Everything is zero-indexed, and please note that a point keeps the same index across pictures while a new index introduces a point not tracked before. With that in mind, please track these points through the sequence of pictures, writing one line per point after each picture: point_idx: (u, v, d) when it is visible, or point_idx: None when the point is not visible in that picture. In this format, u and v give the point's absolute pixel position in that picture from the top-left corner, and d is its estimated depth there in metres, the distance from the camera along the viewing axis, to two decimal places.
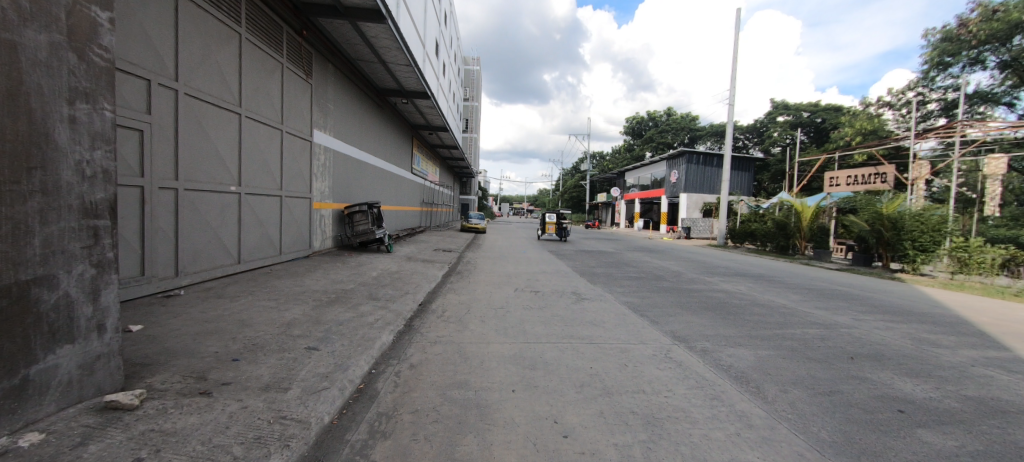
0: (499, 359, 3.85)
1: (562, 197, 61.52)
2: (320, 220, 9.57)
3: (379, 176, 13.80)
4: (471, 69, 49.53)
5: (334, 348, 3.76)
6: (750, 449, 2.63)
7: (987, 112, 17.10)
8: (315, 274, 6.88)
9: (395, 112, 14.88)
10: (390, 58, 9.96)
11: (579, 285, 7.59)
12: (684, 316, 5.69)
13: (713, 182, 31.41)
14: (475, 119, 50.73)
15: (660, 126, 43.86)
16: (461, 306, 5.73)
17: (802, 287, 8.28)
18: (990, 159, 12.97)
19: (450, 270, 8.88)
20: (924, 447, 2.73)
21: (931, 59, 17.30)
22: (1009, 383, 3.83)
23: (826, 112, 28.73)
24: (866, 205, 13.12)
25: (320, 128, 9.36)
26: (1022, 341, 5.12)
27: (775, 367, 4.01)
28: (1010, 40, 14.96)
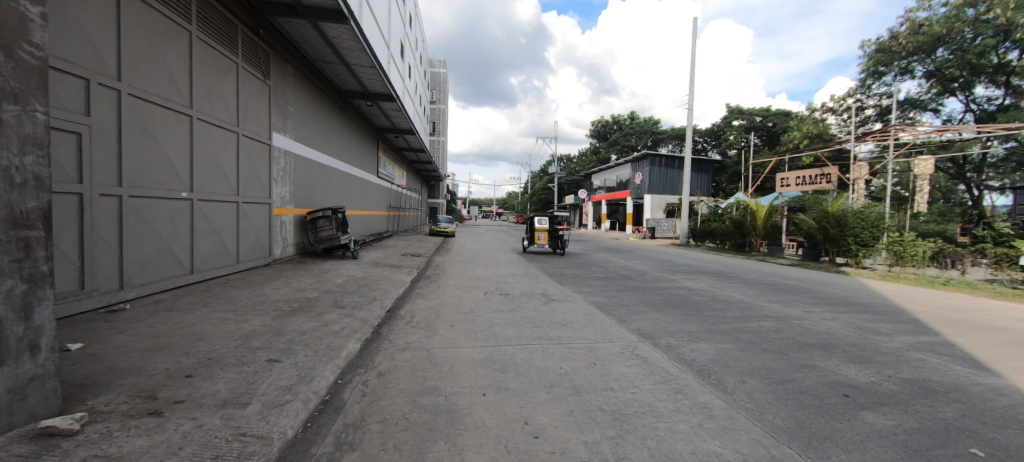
0: (469, 363, 3.84)
1: (532, 200, 61.98)
2: (281, 226, 9.19)
3: (344, 181, 13.44)
4: (436, 72, 48.92)
5: (297, 359, 3.63)
6: (711, 438, 2.76)
7: (916, 117, 18.60)
8: (276, 283, 6.62)
9: (359, 115, 14.54)
10: (353, 59, 9.74)
11: (548, 286, 7.67)
12: (648, 314, 5.86)
13: (675, 183, 32.55)
14: (443, 122, 50.27)
15: (624, 130, 45.10)
16: (431, 311, 5.65)
17: (758, 283, 8.75)
18: (919, 159, 13.47)
19: (419, 274, 8.76)
20: (866, 429, 2.95)
21: (868, 68, 18.66)
22: (939, 365, 4.20)
23: (776, 117, 30.43)
24: (814, 204, 13.83)
25: (279, 131, 9.02)
26: (948, 326, 5.63)
27: (733, 359, 4.22)
28: (934, 52, 16.44)
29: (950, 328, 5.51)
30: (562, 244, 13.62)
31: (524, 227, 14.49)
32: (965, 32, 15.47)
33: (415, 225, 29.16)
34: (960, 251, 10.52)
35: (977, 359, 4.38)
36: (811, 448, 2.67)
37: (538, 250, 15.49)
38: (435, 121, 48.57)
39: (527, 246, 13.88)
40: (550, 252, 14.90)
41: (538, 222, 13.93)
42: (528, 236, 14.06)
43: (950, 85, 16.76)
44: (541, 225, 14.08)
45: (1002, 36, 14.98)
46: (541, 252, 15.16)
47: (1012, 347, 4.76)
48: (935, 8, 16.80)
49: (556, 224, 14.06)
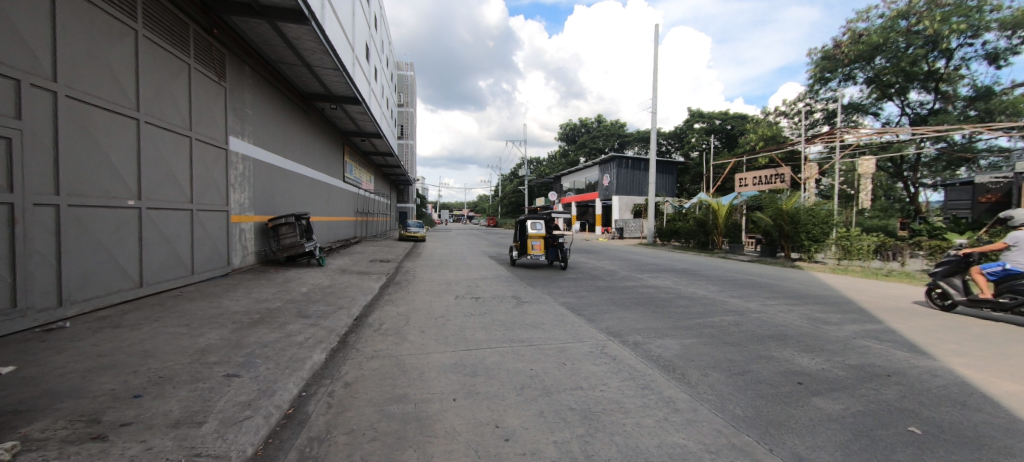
0: (439, 368, 3.80)
1: (503, 203, 62.22)
2: (239, 234, 8.77)
3: (307, 186, 12.99)
4: (403, 75, 48.16)
5: (258, 372, 3.48)
6: (675, 430, 2.86)
7: (858, 121, 19.91)
8: (235, 294, 6.32)
9: (323, 118, 14.11)
10: (315, 61, 9.47)
11: (518, 289, 7.68)
12: (616, 313, 5.97)
13: (642, 185, 33.52)
14: (412, 125, 49.62)
15: (592, 133, 46.10)
16: (400, 318, 5.54)
17: (719, 279, 9.11)
18: (861, 160, 14.55)
19: (387, 281, 8.58)
20: (818, 413, 3.13)
21: (815, 74, 19.85)
22: (882, 351, 4.51)
23: (734, 120, 31.88)
24: (769, 203, 14.59)
25: (236, 134, 8.63)
26: (889, 314, 6.05)
27: (696, 354, 4.37)
28: (873, 60, 17.70)
29: (891, 316, 5.93)
30: (562, 254, 10.46)
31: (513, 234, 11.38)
32: (898, 42, 16.78)
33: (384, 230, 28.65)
34: (899, 244, 11.61)
35: (915, 344, 4.74)
36: (768, 435, 2.82)
37: (530, 263, 12.57)
38: (403, 124, 47.87)
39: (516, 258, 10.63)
40: (544, 265, 12.01)
41: (531, 227, 10.93)
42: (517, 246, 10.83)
43: (887, 91, 18.07)
44: (535, 231, 11.03)
45: (931, 46, 16.35)
46: (533, 264, 12.12)
47: (945, 331, 5.19)
48: (872, 20, 18.15)
49: (555, 229, 10.84)
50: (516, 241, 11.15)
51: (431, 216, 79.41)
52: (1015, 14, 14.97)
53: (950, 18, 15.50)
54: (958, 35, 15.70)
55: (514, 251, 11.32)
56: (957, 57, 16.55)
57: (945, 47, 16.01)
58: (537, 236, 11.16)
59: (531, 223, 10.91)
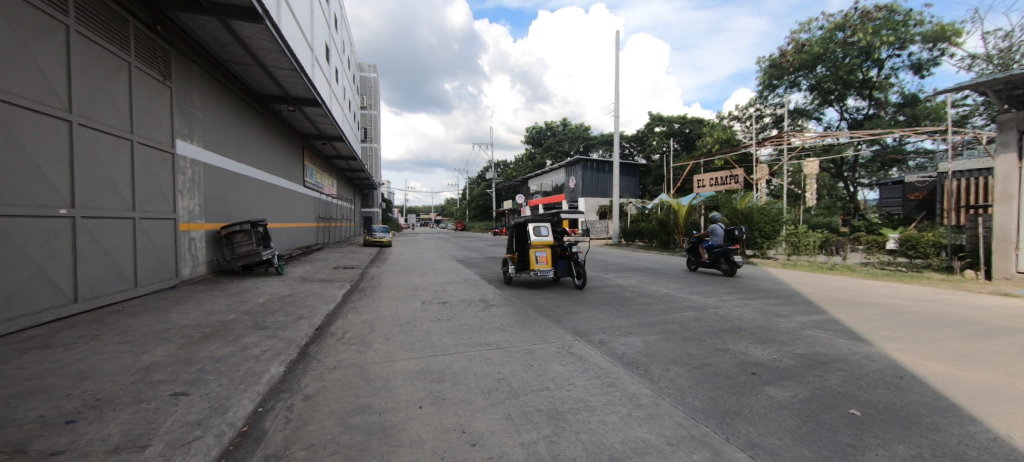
0: (405, 376, 3.72)
1: (471, 206, 62.06)
2: (188, 243, 8.25)
3: (264, 191, 12.40)
4: (365, 77, 46.90)
5: (210, 389, 3.30)
6: (638, 425, 2.94)
7: (803, 125, 21.31)
8: (185, 307, 5.95)
9: (280, 120, 13.54)
10: (271, 61, 9.09)
11: (487, 292, 7.68)
12: (582, 313, 6.05)
13: (606, 187, 34.37)
14: (376, 128, 48.52)
15: (558, 136, 46.83)
16: (364, 326, 5.39)
17: (679, 276, 9.49)
18: (806, 161, 15.38)
19: (351, 288, 8.34)
20: (768, 401, 3.32)
21: (764, 81, 21.05)
22: (826, 339, 4.84)
23: (692, 124, 33.25)
24: (725, 202, 15.39)
25: (183, 137, 8.13)
26: (832, 304, 6.51)
27: (658, 350, 4.52)
28: (814, 68, 18.96)
29: (834, 306, 6.39)
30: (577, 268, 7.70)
31: (509, 242, 8.68)
32: (836, 52, 18.09)
33: (348, 236, 27.78)
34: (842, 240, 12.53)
35: (855, 332, 5.11)
36: (724, 425, 2.95)
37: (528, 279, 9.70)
38: (367, 126, 46.68)
39: (514, 274, 7.88)
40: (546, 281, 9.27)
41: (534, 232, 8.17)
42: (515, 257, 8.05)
43: (828, 97, 19.41)
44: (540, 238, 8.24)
45: (864, 56, 17.75)
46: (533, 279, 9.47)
47: (880, 319, 5.65)
48: (812, 31, 19.50)
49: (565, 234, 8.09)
50: (513, 252, 8.42)
51: (397, 220, 77.76)
52: (934, 28, 16.52)
53: (880, 31, 16.92)
54: (887, 46, 17.13)
55: (510, 265, 8.57)
56: (887, 67, 18.04)
57: (876, 57, 17.43)
58: (541, 244, 8.32)
59: (533, 228, 8.22)
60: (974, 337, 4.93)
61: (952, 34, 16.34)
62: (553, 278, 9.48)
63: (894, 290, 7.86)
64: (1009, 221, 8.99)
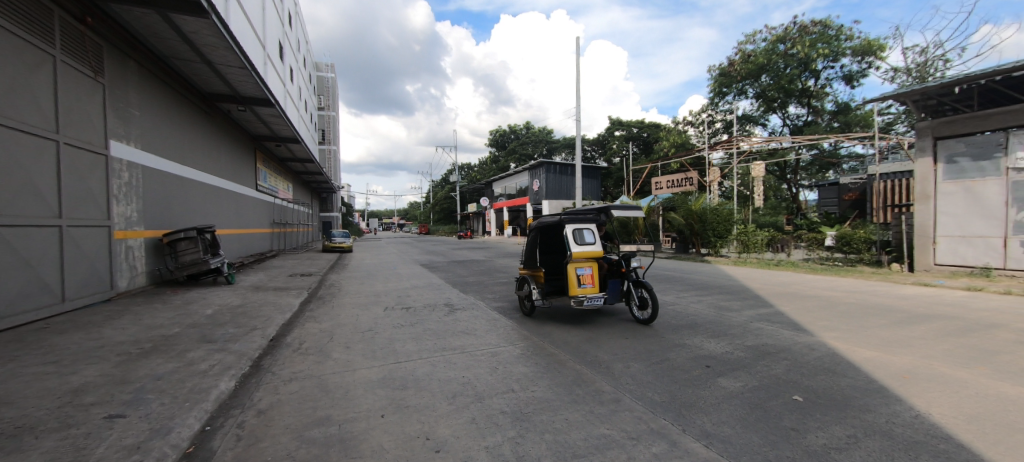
0: (366, 384, 3.62)
1: (436, 209, 61.42)
2: (125, 252, 7.62)
3: (211, 195, 11.66)
4: (323, 76, 45.29)
5: (151, 410, 3.06)
6: (600, 421, 3.02)
7: (751, 130, 22.70)
8: (121, 322, 5.48)
9: (228, 120, 12.79)
10: (218, 58, 8.59)
11: (451, 296, 7.61)
12: (547, 314, 6.11)
13: (569, 189, 35.02)
14: (334, 130, 46.76)
15: (521, 139, 47.28)
16: (323, 335, 5.19)
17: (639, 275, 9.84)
18: (753, 164, 16.37)
19: (309, 296, 8.00)
20: (721, 392, 3.51)
21: (715, 89, 22.23)
22: (772, 331, 5.17)
23: (649, 128, 34.64)
24: (681, 204, 16.20)
25: (118, 138, 7.50)
26: (778, 298, 6.98)
27: (620, 347, 4.66)
28: (759, 77, 20.22)
29: (779, 300, 6.84)
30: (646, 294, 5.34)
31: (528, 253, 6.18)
32: (778, 63, 19.39)
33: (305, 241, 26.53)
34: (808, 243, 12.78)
35: (798, 323, 5.50)
36: (681, 417, 3.09)
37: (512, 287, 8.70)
38: (325, 128, 44.89)
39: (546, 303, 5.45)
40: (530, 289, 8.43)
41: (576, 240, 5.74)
42: (548, 279, 5.56)
43: (772, 105, 20.79)
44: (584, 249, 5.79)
45: (803, 67, 19.16)
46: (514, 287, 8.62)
47: (819, 310, 6.11)
48: (756, 43, 20.83)
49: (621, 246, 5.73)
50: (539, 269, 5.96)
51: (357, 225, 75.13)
52: (862, 43, 18.12)
53: (816, 44, 18.35)
54: (823, 58, 18.59)
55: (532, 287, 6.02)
56: (822, 77, 19.55)
57: (813, 68, 18.85)
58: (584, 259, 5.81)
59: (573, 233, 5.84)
60: (899, 324, 5.44)
61: (877, 49, 17.98)
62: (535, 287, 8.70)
63: (829, 283, 8.53)
64: (927, 219, 9.98)
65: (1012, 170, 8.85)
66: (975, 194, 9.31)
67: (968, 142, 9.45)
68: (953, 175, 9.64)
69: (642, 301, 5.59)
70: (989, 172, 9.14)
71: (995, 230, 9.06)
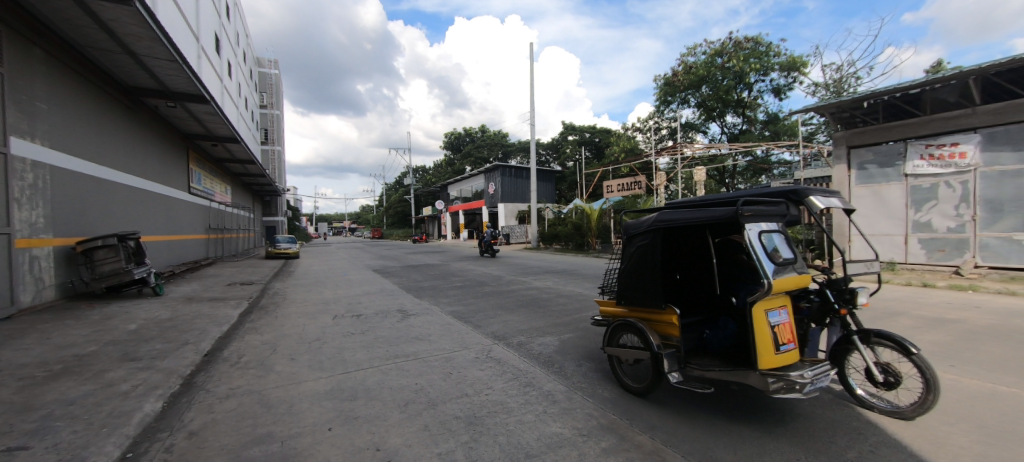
0: (312, 397, 3.46)
1: (390, 213, 59.83)
2: (28, 264, 6.75)
3: (135, 199, 10.61)
4: (265, 73, 42.77)
5: (60, 439, 2.74)
6: (552, 420, 3.10)
7: (693, 137, 24.15)
8: (22, 342, 4.85)
9: (155, 116, 11.70)
10: (143, 50, 7.87)
11: (405, 302, 7.44)
12: (504, 318, 6.10)
13: (525, 192, 35.44)
14: (278, 129, 44.19)
15: (477, 142, 47.27)
16: (265, 347, 4.89)
17: (591, 276, 10.15)
18: (696, 169, 17.41)
19: (250, 306, 7.50)
20: (665, 385, 3.71)
21: (660, 97, 23.42)
22: None
23: (601, 133, 35.93)
24: (631, 206, 16.96)
25: (20, 136, 6.65)
26: None
27: (572, 347, 4.78)
28: (700, 88, 21.56)
29: None
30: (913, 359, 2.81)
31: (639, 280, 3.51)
32: (717, 75, 20.78)
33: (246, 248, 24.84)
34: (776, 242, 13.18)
35: None
36: (628, 411, 3.23)
37: (468, 290, 8.67)
38: (268, 128, 42.35)
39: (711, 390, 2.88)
40: (488, 292, 8.42)
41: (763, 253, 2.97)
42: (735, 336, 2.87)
43: (711, 114, 22.26)
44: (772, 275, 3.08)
45: (738, 80, 20.69)
46: (471, 290, 8.58)
47: None
48: (697, 55, 22.20)
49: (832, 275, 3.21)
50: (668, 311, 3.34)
51: (303, 230, 71.28)
52: (788, 59, 19.87)
53: (749, 59, 19.88)
54: (755, 72, 20.21)
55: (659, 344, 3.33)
56: (755, 90, 21.23)
57: (747, 81, 20.44)
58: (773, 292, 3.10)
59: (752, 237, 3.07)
60: None
61: (800, 65, 19.78)
62: (492, 289, 8.67)
63: None
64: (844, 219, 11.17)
65: (910, 176, 10.05)
66: (881, 197, 10.52)
67: (875, 151, 10.62)
68: (863, 180, 10.86)
69: (887, 373, 3.01)
70: (892, 177, 10.36)
71: (897, 229, 10.27)
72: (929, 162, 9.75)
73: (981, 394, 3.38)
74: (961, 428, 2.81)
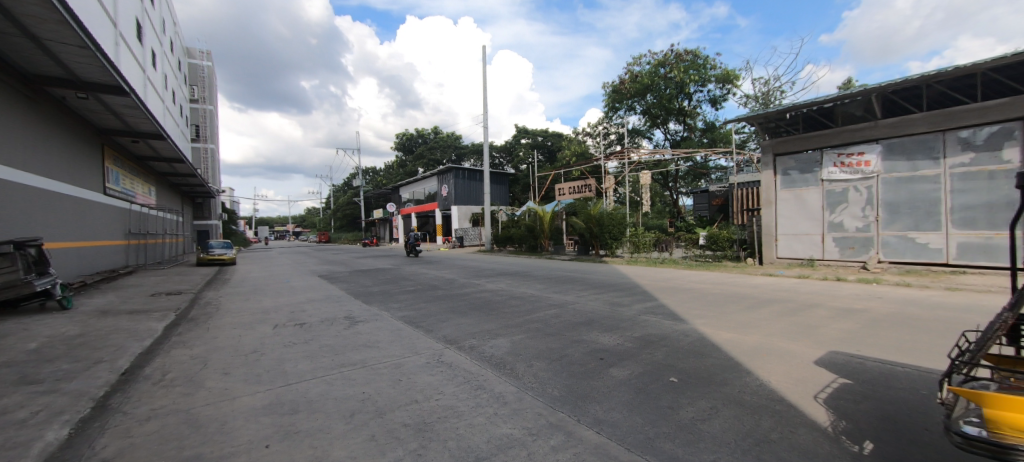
0: (248, 413, 3.26)
1: (338, 216, 57.39)
2: None
3: (36, 201, 9.39)
4: (195, 64, 39.45)
5: None
6: (503, 422, 3.14)
7: (640, 142, 25.40)
8: None
9: (61, 108, 10.42)
10: (45, 34, 7.00)
11: (353, 308, 7.19)
12: (456, 321, 6.09)
13: (478, 195, 35.44)
14: (212, 126, 40.93)
15: (429, 143, 46.65)
16: (194, 362, 4.52)
17: (542, 278, 10.39)
18: (642, 173, 18.31)
19: (178, 318, 6.89)
20: (612, 381, 3.88)
21: (609, 104, 24.39)
22: (655, 322, 5.86)
23: (553, 137, 36.83)
24: (581, 208, 17.51)
25: None
26: (661, 292, 7.92)
27: (523, 348, 4.86)
28: (645, 96, 22.71)
29: (662, 294, 7.77)
30: None
31: None
32: (660, 84, 21.96)
33: (174, 254, 22.73)
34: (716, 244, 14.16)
35: (676, 313, 6.30)
36: (576, 408, 3.35)
37: (420, 294, 8.58)
38: (199, 123, 39.03)
39: None
40: (440, 295, 8.36)
41: None
42: None
43: (655, 121, 23.53)
44: None
45: (679, 90, 22.01)
46: (423, 294, 8.48)
47: (692, 301, 7.09)
48: (642, 65, 23.35)
49: None
50: None
51: (241, 233, 66.25)
52: (722, 72, 21.44)
53: (688, 70, 21.22)
54: (694, 83, 21.59)
55: None
56: (694, 99, 22.68)
57: (687, 91, 21.78)
58: None
59: None
60: (748, 308, 6.57)
61: (733, 78, 21.43)
62: (444, 292, 8.63)
63: (698, 277, 9.94)
64: (771, 220, 12.24)
65: (825, 181, 11.20)
66: (802, 200, 11.63)
67: (797, 159, 11.73)
68: (786, 185, 11.95)
69: None
70: (810, 182, 11.49)
71: (816, 229, 11.41)
72: (840, 169, 10.90)
73: (880, 374, 3.84)
74: (866, 406, 3.18)
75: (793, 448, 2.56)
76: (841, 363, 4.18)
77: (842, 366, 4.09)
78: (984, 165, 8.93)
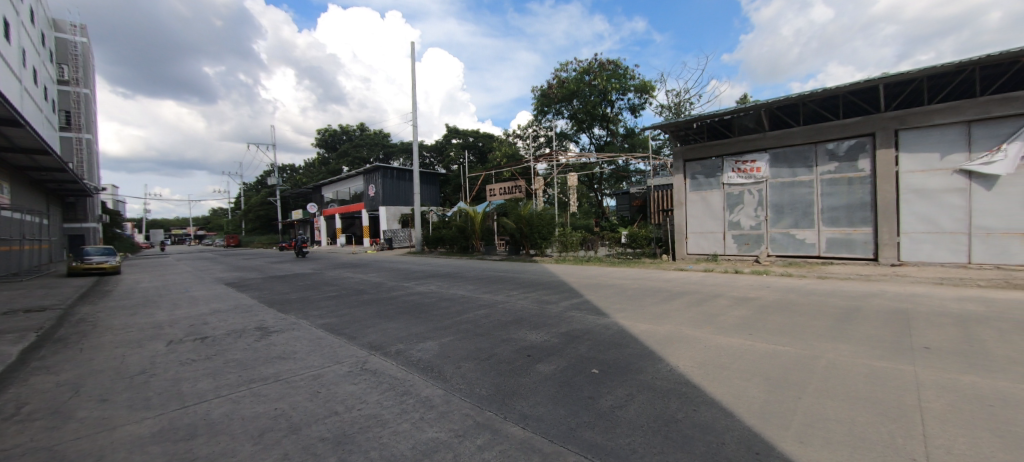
0: (135, 443, 2.89)
1: (252, 216, 52.41)
2: None
3: None
4: (64, 39, 33.48)
5: None
6: (429, 426, 3.13)
7: (568, 145, 26.51)
8: None
9: None
10: None
11: (267, 318, 6.64)
12: (383, 327, 5.89)
13: (409, 195, 34.47)
14: (88, 112, 35.03)
15: (356, 140, 44.48)
16: (62, 391, 3.87)
17: (473, 278, 10.44)
18: (569, 175, 19.08)
19: (40, 339, 5.83)
20: (537, 377, 4.04)
21: (539, 107, 25.15)
22: (579, 317, 6.18)
23: (484, 138, 37.12)
24: (512, 209, 17.90)
25: None
26: (584, 289, 8.38)
27: (451, 350, 4.87)
28: (572, 101, 23.73)
29: (585, 290, 8.22)
30: None
31: None
32: (585, 90, 23.06)
33: (37, 264, 19.12)
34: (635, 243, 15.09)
35: (599, 308, 6.70)
36: (503, 406, 3.44)
37: (345, 299, 8.17)
38: (69, 110, 33.15)
39: None
40: (367, 299, 8.02)
41: None
42: None
43: (581, 125, 24.68)
44: None
45: (602, 97, 23.31)
46: (348, 299, 8.08)
47: (613, 296, 7.60)
48: (569, 71, 24.38)
49: None
50: None
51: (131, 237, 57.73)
52: (640, 83, 23.12)
53: (611, 79, 22.56)
54: (615, 91, 23.02)
55: None
56: (616, 106, 24.18)
57: (610, 98, 23.17)
58: None
59: None
60: (661, 301, 7.19)
61: (649, 89, 23.21)
62: (372, 296, 8.30)
63: (618, 274, 10.66)
64: (682, 220, 13.48)
65: (726, 185, 12.59)
66: (707, 202, 12.96)
67: (703, 165, 13.03)
68: (694, 187, 13.24)
69: None
70: (713, 185, 12.85)
71: (718, 227, 12.78)
72: (737, 174, 12.33)
73: (768, 354, 4.44)
74: (753, 382, 3.68)
75: (692, 428, 2.86)
76: (737, 347, 4.74)
77: (738, 350, 4.64)
78: (845, 173, 10.68)
